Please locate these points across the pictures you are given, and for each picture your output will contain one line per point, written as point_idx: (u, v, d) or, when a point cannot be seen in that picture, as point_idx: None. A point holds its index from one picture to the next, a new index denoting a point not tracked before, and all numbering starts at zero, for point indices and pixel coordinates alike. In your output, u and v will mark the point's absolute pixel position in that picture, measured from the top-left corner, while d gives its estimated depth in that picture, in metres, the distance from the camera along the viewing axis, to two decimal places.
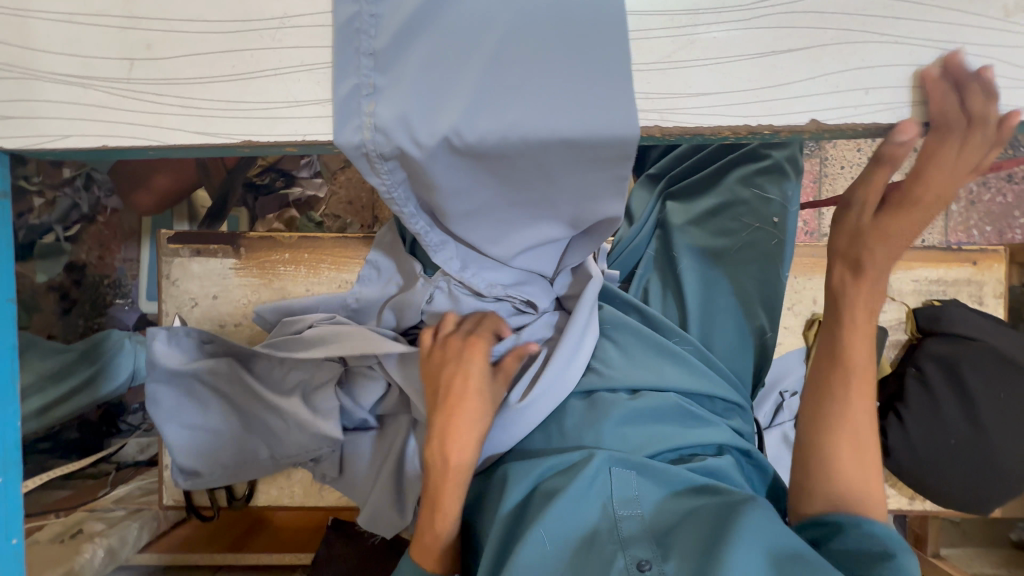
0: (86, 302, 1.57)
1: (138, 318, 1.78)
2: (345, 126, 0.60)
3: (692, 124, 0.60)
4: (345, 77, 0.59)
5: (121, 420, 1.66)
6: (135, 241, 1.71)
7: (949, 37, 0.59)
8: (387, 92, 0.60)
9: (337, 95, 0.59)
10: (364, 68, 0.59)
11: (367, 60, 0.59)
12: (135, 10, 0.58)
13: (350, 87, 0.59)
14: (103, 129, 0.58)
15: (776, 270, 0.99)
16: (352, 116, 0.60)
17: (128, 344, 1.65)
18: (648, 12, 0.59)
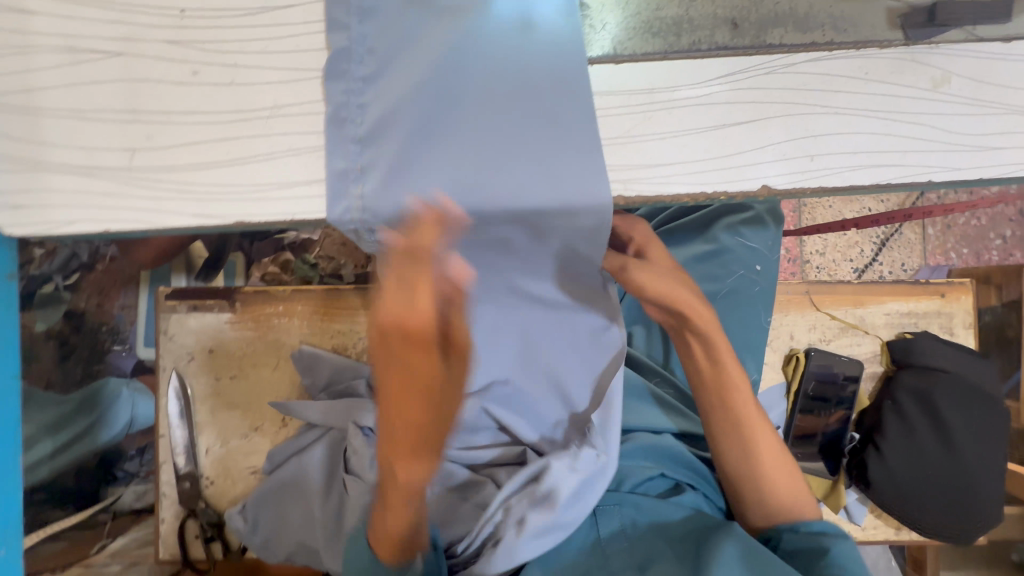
0: (86, 349, 1.54)
1: (135, 363, 1.76)
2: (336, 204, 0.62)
3: (652, 192, 0.65)
4: (335, 162, 0.62)
5: (118, 469, 1.63)
6: (134, 287, 1.67)
7: (884, 107, 0.65)
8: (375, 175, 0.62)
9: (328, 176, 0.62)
10: (350, 140, 0.62)
11: (355, 145, 0.62)
12: (137, 105, 0.63)
13: (338, 171, 0.62)
14: (106, 214, 0.63)
15: (760, 315, 1.04)
16: (340, 197, 0.62)
17: (126, 392, 1.69)
18: (609, 92, 0.65)
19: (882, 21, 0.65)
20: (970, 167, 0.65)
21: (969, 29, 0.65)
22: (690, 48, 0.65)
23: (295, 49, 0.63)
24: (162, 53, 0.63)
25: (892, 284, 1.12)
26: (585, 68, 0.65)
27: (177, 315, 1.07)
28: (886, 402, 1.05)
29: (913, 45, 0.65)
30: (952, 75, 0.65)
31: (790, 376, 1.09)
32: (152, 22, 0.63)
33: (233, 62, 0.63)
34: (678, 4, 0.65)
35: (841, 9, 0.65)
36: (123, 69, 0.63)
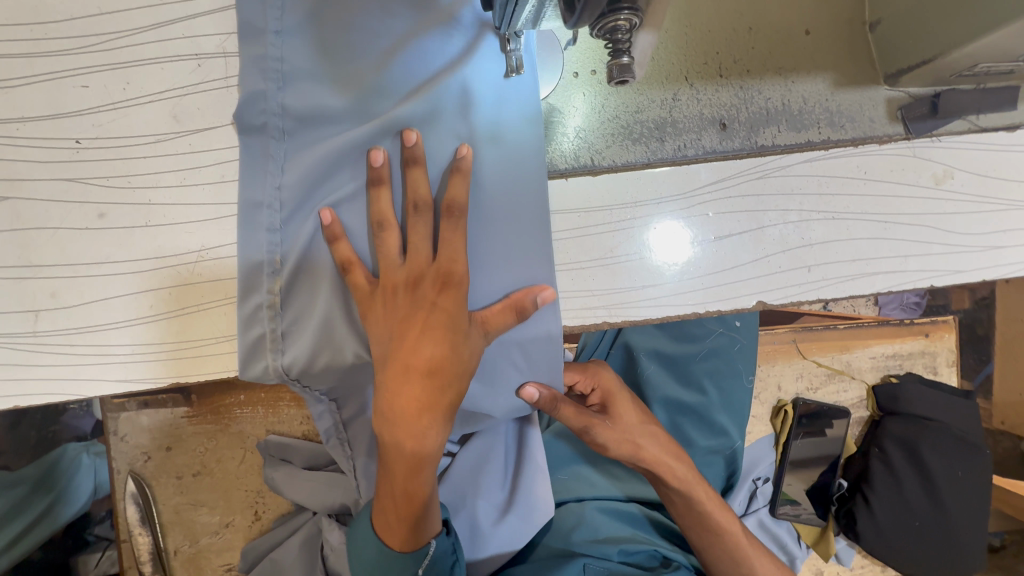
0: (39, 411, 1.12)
1: (95, 423, 1.15)
2: (253, 287, 0.52)
3: (639, 316, 0.59)
4: (251, 253, 0.52)
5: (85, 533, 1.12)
6: None
7: (883, 208, 0.60)
8: (294, 263, 0.51)
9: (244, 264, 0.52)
10: (268, 242, 0.51)
11: (274, 234, 0.52)
12: (35, 258, 0.53)
13: (255, 261, 0.52)
14: (15, 389, 0.54)
15: (743, 378, 0.98)
16: (257, 279, 0.52)
17: (86, 459, 1.13)
18: (587, 208, 0.58)
19: (882, 113, 0.59)
20: (971, 269, 0.61)
21: (972, 118, 0.60)
22: (675, 153, 0.58)
23: (220, 181, 0.54)
24: (58, 194, 0.53)
25: (877, 326, 1.10)
26: (560, 181, 0.57)
27: (126, 414, 0.98)
28: (874, 449, 1.04)
29: (915, 139, 0.59)
30: (954, 170, 0.60)
31: (778, 428, 1.07)
32: (41, 158, 0.52)
33: (145, 200, 0.54)
34: (660, 103, 0.57)
35: (837, 103, 0.59)
36: (12, 216, 0.53)
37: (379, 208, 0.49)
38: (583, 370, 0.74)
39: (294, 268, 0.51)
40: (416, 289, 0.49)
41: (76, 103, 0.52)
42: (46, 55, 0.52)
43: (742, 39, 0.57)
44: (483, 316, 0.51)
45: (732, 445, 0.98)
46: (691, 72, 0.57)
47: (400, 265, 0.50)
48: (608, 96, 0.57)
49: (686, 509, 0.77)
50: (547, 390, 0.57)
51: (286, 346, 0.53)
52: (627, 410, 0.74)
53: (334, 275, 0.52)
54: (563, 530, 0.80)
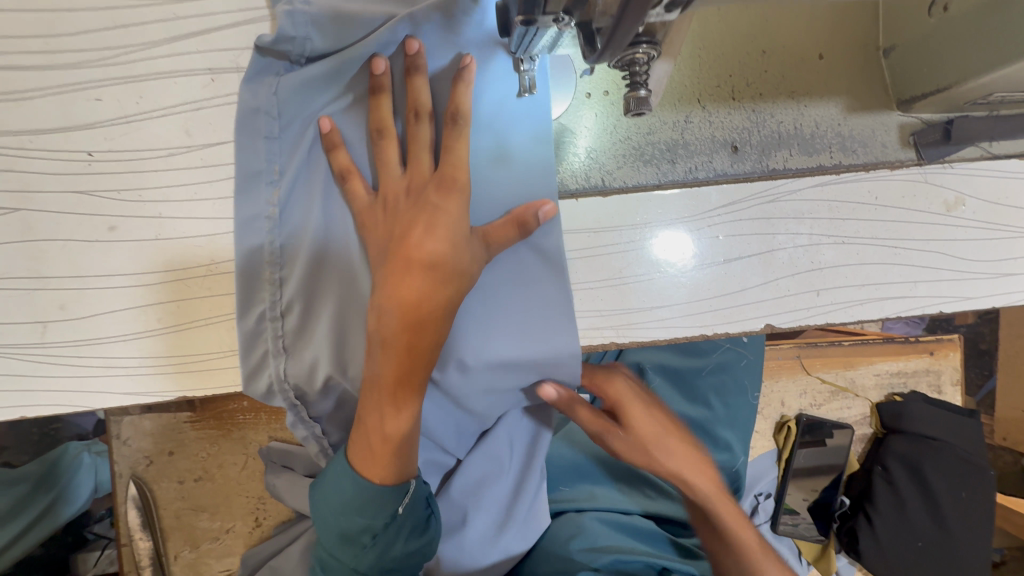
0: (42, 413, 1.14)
1: (98, 421, 1.15)
2: (249, 199, 0.52)
3: (647, 338, 0.59)
4: (249, 163, 0.51)
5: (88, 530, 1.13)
6: None
7: (894, 234, 0.60)
8: (293, 173, 0.51)
9: (240, 175, 0.51)
10: (267, 151, 0.51)
11: (273, 144, 0.51)
12: (44, 270, 0.53)
13: (253, 172, 0.51)
14: (22, 400, 0.54)
15: (748, 394, 0.97)
16: (256, 191, 0.52)
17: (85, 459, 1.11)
18: (597, 229, 0.57)
19: (894, 139, 0.59)
20: (980, 296, 0.61)
21: (985, 145, 0.60)
22: (686, 175, 0.58)
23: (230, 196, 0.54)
24: (68, 206, 0.53)
25: (882, 344, 1.10)
26: (571, 201, 0.57)
27: (129, 418, 0.98)
28: (878, 468, 1.03)
29: (927, 165, 0.59)
30: (965, 196, 0.60)
31: (782, 444, 1.07)
32: (52, 170, 0.53)
33: (156, 214, 0.54)
34: (672, 125, 0.57)
35: (849, 128, 0.59)
36: (23, 228, 0.53)
37: (378, 115, 0.50)
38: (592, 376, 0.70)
39: (291, 181, 0.51)
40: (416, 195, 0.49)
41: (89, 116, 0.52)
42: (58, 67, 0.52)
43: (755, 63, 0.57)
44: (484, 230, 0.51)
45: (734, 463, 0.96)
46: (703, 95, 0.57)
47: (399, 175, 0.50)
48: (620, 117, 0.57)
49: (700, 514, 0.74)
50: (563, 392, 0.58)
51: (282, 266, 0.52)
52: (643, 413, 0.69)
53: (329, 188, 0.52)
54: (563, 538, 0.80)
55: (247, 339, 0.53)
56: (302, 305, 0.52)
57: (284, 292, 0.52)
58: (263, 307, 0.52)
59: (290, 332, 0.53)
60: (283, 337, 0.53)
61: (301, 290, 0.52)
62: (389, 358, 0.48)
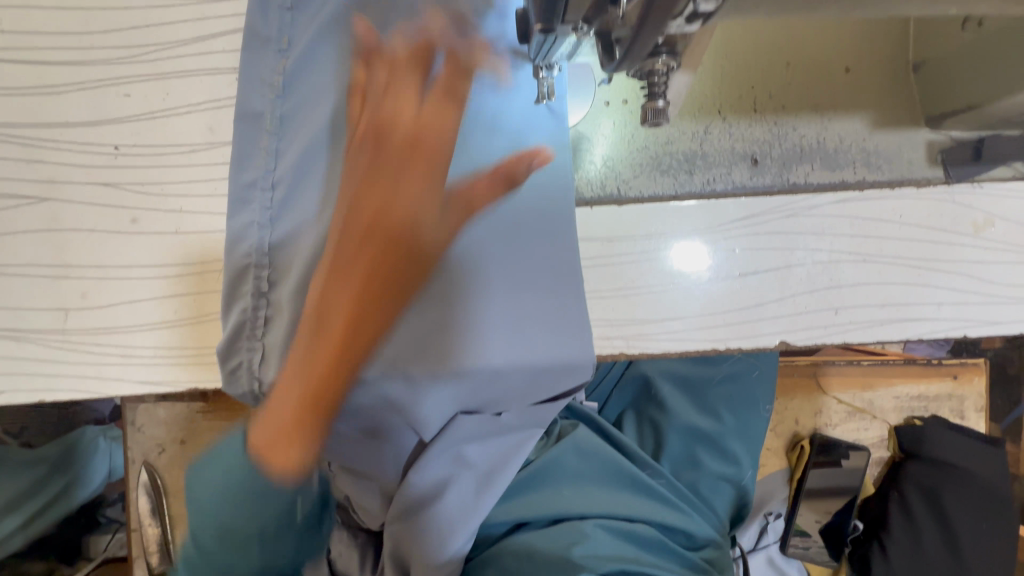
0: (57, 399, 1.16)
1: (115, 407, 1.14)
2: (256, 63, 0.54)
3: (658, 350, 0.58)
4: (261, 32, 0.54)
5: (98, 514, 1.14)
6: None
7: (919, 255, 0.58)
8: (300, 41, 0.54)
9: (249, 42, 0.54)
10: (281, 21, 0.54)
11: (286, 14, 0.54)
12: (68, 258, 0.54)
13: (263, 37, 0.54)
14: (39, 385, 0.55)
15: (759, 407, 0.97)
16: (262, 56, 0.54)
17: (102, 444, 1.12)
18: (611, 238, 0.57)
19: (921, 156, 0.57)
20: (1009, 321, 0.58)
21: (1019, 165, 0.57)
22: (702, 187, 0.57)
23: (238, 189, 0.54)
24: (94, 197, 0.54)
25: (903, 365, 1.07)
26: (585, 209, 0.57)
27: (144, 405, 1.00)
28: (893, 493, 1.00)
29: (955, 185, 0.57)
30: (995, 218, 0.58)
31: (793, 463, 1.05)
32: (80, 162, 0.54)
33: (177, 207, 0.55)
34: (691, 135, 0.56)
35: (874, 143, 0.57)
36: (50, 218, 0.54)
37: None
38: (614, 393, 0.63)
39: (298, 49, 0.54)
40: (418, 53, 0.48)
41: (117, 110, 0.54)
42: (92, 63, 0.54)
43: (779, 74, 0.56)
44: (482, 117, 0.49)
45: (742, 477, 0.96)
46: (724, 105, 0.56)
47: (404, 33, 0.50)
48: (638, 126, 0.57)
49: None
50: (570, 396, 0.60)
51: (281, 136, 0.54)
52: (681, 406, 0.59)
53: (333, 54, 0.53)
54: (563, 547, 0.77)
55: (234, 207, 0.54)
56: (290, 178, 0.53)
57: (276, 163, 0.54)
58: (255, 176, 0.54)
59: (277, 205, 0.54)
60: (269, 209, 0.54)
61: (297, 152, 0.53)
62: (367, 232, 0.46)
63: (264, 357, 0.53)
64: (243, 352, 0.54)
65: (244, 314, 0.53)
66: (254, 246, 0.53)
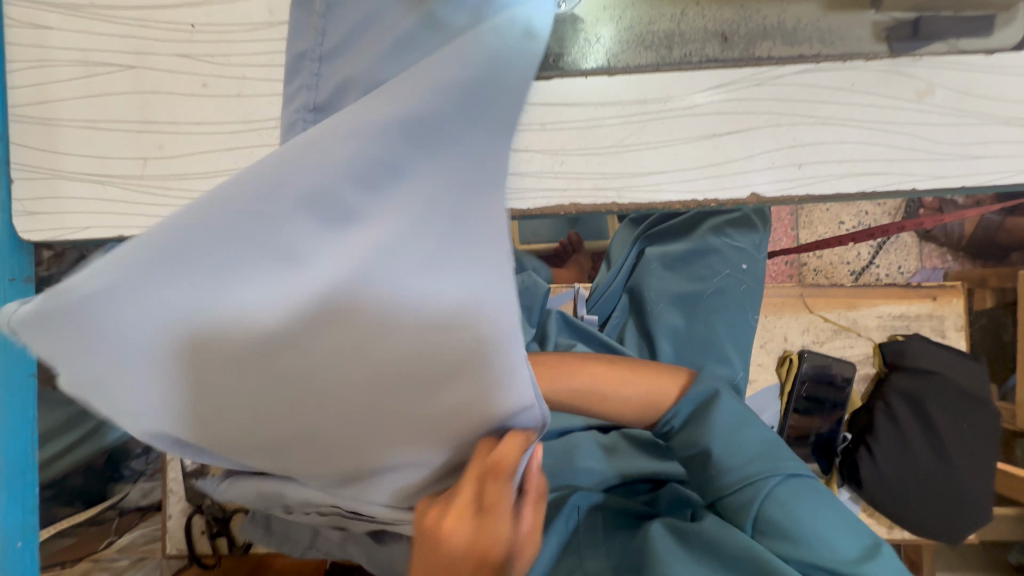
0: None
1: None
2: None
3: (644, 200, 0.67)
4: None
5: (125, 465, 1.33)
6: None
7: (870, 118, 0.67)
8: None
9: None
10: None
11: None
12: (149, 116, 0.65)
13: None
14: (121, 223, 0.65)
15: (747, 315, 1.00)
16: None
17: None
18: (603, 103, 0.67)
19: (867, 34, 0.67)
20: (950, 175, 0.67)
21: (953, 42, 0.67)
22: (681, 60, 0.67)
23: (290, 57, 0.65)
24: (172, 66, 0.66)
25: (884, 288, 1.14)
26: (580, 79, 0.67)
27: None
28: (879, 404, 1.07)
29: (898, 57, 0.67)
30: (935, 86, 0.67)
31: (783, 377, 1.12)
32: (162, 38, 0.66)
33: (241, 75, 0.66)
34: (670, 17, 0.67)
35: (828, 23, 0.67)
36: (136, 82, 0.65)
37: None
38: None
39: None
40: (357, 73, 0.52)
41: None
42: None
43: None
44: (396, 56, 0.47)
45: (737, 378, 0.97)
46: None
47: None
48: (623, 10, 0.67)
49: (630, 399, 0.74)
50: None
51: (328, 18, 0.64)
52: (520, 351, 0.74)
53: None
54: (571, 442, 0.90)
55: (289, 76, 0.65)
56: (337, 49, 0.63)
57: (324, 38, 0.64)
58: (305, 48, 0.64)
59: (323, 73, 0.63)
60: (316, 75, 0.63)
61: (349, 28, 0.63)
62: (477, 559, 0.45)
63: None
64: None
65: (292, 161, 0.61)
66: (304, 105, 0.63)
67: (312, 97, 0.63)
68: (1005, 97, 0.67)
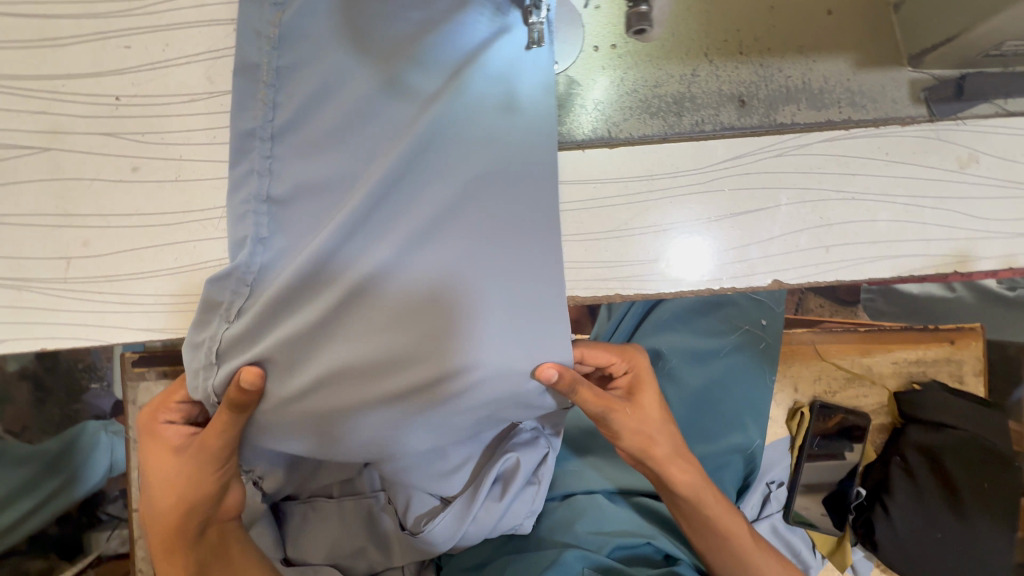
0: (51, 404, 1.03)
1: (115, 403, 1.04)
2: (255, 15, 0.55)
3: (651, 290, 0.59)
4: None
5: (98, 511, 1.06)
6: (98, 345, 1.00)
7: (906, 192, 0.59)
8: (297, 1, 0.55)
9: None
10: None
11: None
12: (71, 208, 0.55)
13: None
14: (42, 333, 0.56)
15: (765, 377, 0.96)
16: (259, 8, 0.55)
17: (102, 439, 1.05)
18: (604, 180, 0.58)
19: (904, 95, 0.59)
20: (998, 255, 0.59)
21: (999, 102, 0.58)
22: (692, 128, 0.58)
23: (233, 133, 0.55)
24: (96, 147, 0.56)
25: (899, 331, 1.07)
26: (576, 152, 0.58)
27: (145, 383, 0.96)
28: (897, 458, 1.00)
29: (938, 121, 0.58)
30: (979, 154, 0.59)
31: (794, 430, 1.05)
32: (81, 114, 0.55)
33: (176, 156, 0.56)
34: (679, 78, 0.58)
35: (859, 83, 0.59)
36: (53, 168, 0.55)
37: None
38: (620, 351, 0.71)
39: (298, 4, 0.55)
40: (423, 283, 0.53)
41: (116, 62, 0.55)
42: (93, 17, 0.55)
43: (762, 18, 0.58)
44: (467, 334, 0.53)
45: (751, 445, 0.94)
46: (710, 49, 0.58)
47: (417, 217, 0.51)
48: (627, 71, 0.58)
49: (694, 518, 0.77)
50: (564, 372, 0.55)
51: (278, 88, 0.55)
52: (651, 403, 0.71)
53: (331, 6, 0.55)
54: (566, 521, 0.81)
55: (235, 157, 0.55)
56: (289, 127, 0.54)
57: (275, 113, 0.54)
58: (253, 125, 0.54)
59: (275, 155, 0.54)
60: (268, 158, 0.54)
61: (303, 101, 0.54)
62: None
63: (252, 307, 0.53)
64: (228, 294, 0.53)
65: (242, 259, 0.51)
66: (251, 193, 0.54)
67: (264, 186, 0.54)
68: None
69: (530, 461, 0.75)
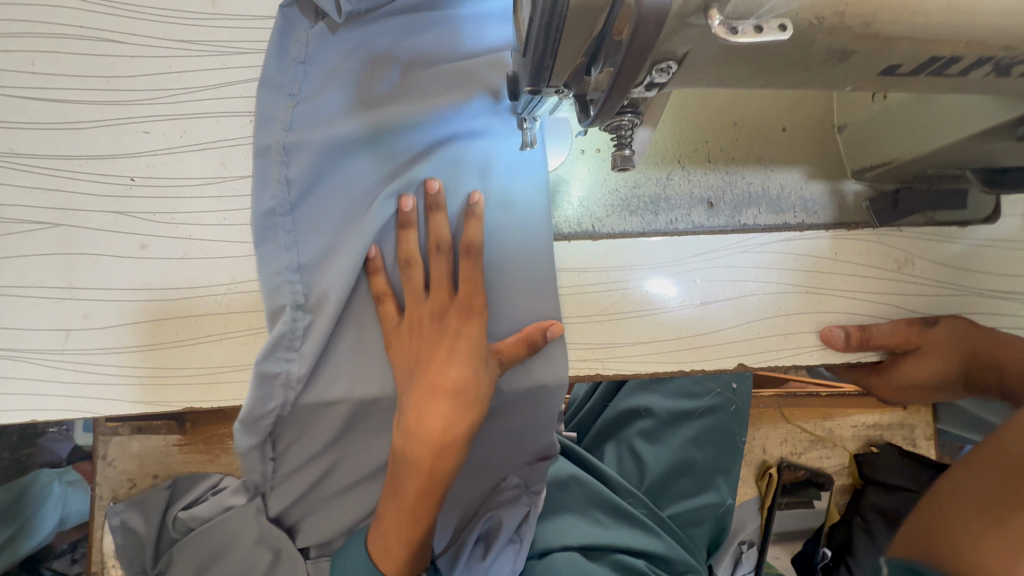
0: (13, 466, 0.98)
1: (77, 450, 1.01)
2: (269, 105, 0.59)
3: (631, 371, 0.63)
4: (274, 82, 0.59)
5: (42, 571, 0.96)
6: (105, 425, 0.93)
7: (854, 286, 0.66)
8: (310, 94, 0.59)
9: (265, 79, 0.59)
10: (294, 73, 0.59)
11: (299, 67, 0.59)
12: (74, 281, 0.57)
13: (277, 83, 0.59)
14: (34, 403, 0.56)
15: (740, 442, 0.93)
16: (274, 98, 0.59)
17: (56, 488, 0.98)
18: (589, 268, 0.64)
19: (849, 203, 0.67)
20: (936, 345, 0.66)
21: (928, 213, 0.67)
22: (668, 226, 0.65)
23: None
24: (106, 224, 0.58)
25: (857, 397, 1.14)
26: (564, 244, 0.64)
27: (118, 438, 0.92)
28: (857, 519, 1.05)
29: (879, 230, 0.67)
30: (914, 257, 0.67)
31: (763, 491, 1.09)
32: (96, 192, 0.58)
33: (186, 235, 0.59)
34: (655, 181, 0.65)
35: (810, 192, 0.67)
36: (61, 242, 0.57)
37: (382, 46, 0.60)
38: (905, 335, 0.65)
39: (309, 95, 0.59)
40: (440, 322, 0.57)
41: (134, 146, 0.59)
42: (115, 104, 0.59)
43: (728, 132, 0.66)
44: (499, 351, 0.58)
45: (722, 505, 0.94)
46: (683, 157, 0.66)
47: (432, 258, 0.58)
48: (609, 173, 0.65)
49: None
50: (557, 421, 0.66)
51: (296, 167, 0.58)
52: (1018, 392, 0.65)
53: (340, 94, 0.59)
54: None
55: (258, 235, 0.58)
56: (312, 204, 0.58)
57: (289, 189, 0.58)
58: (272, 203, 0.58)
59: (295, 228, 0.58)
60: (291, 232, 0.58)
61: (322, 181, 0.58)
62: (423, 499, 0.56)
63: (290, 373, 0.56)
64: (281, 363, 0.56)
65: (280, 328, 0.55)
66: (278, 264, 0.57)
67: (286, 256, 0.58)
68: (981, 270, 0.67)
69: (512, 521, 0.72)
